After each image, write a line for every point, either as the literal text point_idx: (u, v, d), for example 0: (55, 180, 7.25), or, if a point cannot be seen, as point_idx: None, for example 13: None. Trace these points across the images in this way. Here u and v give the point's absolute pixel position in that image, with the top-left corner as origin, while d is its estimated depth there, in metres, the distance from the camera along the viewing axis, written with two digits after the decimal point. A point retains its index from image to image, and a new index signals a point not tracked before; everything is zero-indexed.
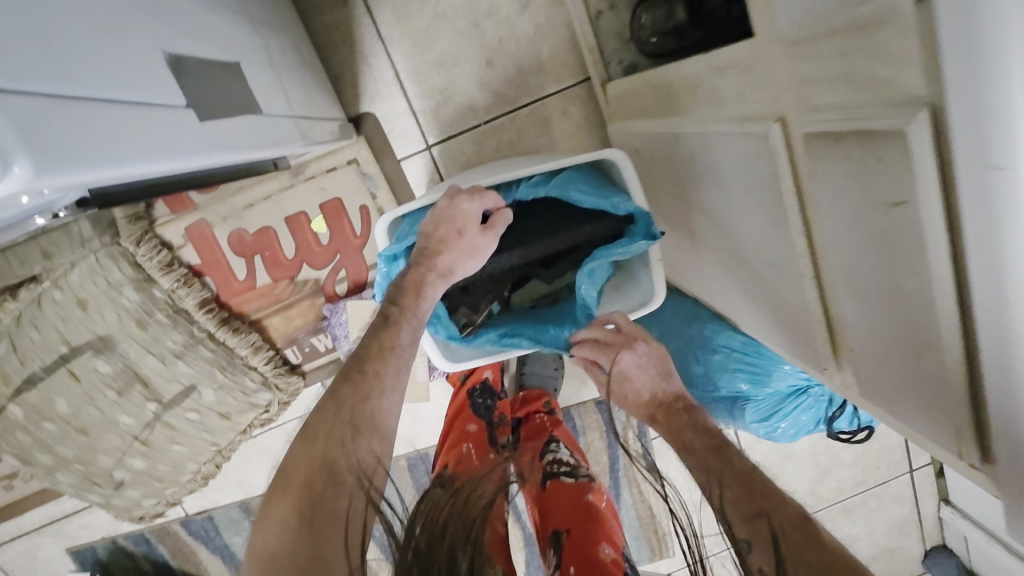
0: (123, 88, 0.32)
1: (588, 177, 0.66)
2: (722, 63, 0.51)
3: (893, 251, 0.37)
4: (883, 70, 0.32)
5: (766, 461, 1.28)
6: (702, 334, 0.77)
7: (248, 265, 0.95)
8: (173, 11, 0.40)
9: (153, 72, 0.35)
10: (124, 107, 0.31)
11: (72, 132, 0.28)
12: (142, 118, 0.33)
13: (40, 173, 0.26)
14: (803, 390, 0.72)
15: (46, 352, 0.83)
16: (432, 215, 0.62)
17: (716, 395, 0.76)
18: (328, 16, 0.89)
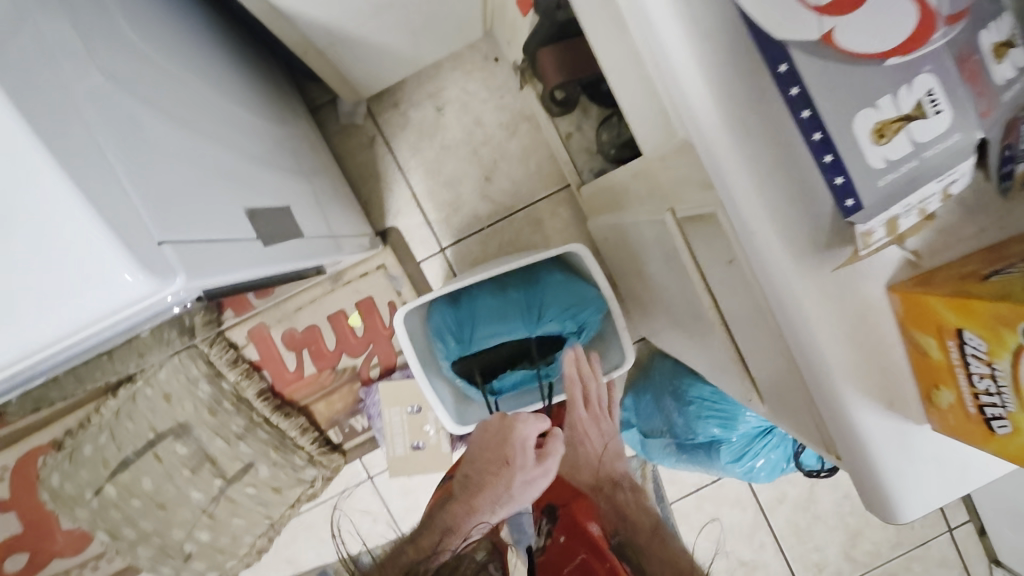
0: (224, 230, 0.48)
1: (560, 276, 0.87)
2: (634, 170, 0.68)
3: (742, 297, 0.50)
4: (696, 174, 0.48)
5: (791, 523, 1.29)
6: (679, 387, 0.89)
7: (298, 358, 1.14)
8: (253, 178, 0.60)
9: (238, 217, 0.52)
10: (224, 242, 0.47)
11: (200, 257, 0.43)
12: (233, 248, 0.49)
13: (191, 282, 0.40)
14: (769, 431, 0.84)
15: (137, 439, 1.03)
16: (497, 435, 0.71)
17: (695, 441, 0.88)
18: (360, 158, 1.14)
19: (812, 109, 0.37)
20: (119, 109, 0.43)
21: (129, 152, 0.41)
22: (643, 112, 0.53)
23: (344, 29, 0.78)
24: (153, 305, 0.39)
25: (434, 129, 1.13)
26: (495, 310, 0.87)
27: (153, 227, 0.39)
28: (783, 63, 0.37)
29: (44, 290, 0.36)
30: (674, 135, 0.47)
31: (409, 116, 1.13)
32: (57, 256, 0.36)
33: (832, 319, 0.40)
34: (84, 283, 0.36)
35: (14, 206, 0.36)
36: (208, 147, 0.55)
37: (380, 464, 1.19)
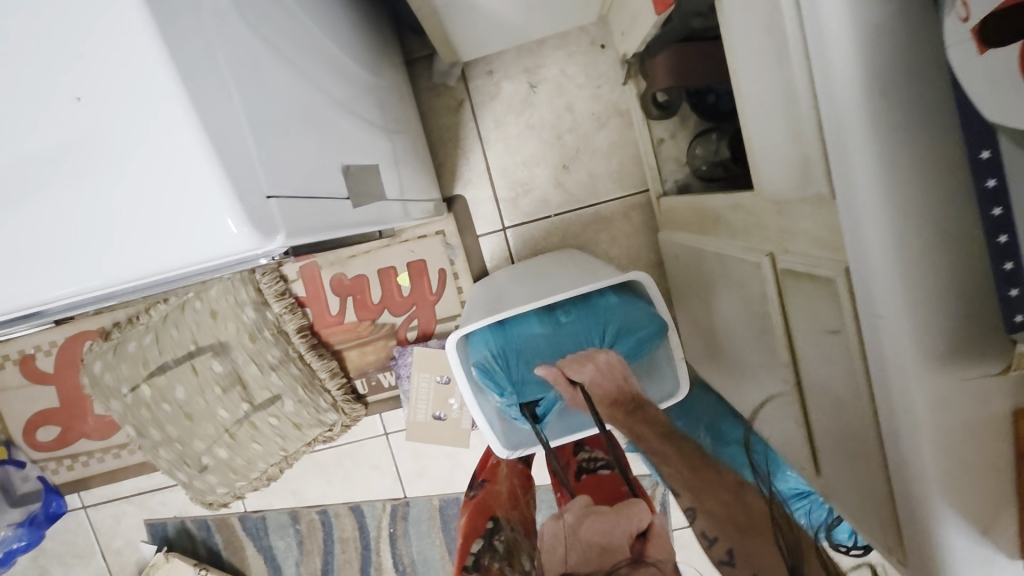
0: (320, 188, 0.47)
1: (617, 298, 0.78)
2: (733, 203, 0.64)
3: (834, 369, 0.47)
4: (824, 233, 0.44)
5: None
6: (719, 426, 0.87)
7: (341, 303, 1.15)
8: (348, 132, 0.59)
9: (333, 174, 0.51)
10: (320, 201, 0.46)
11: (299, 217, 0.42)
12: (326, 209, 0.48)
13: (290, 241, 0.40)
14: (804, 495, 0.79)
15: (178, 347, 1.06)
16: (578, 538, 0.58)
17: None
18: (443, 119, 1.11)
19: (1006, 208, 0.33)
20: (239, 42, 0.41)
21: (246, 94, 0.40)
22: (769, 150, 0.48)
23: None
24: (251, 257, 0.38)
25: (523, 105, 1.09)
26: (546, 343, 0.78)
27: (263, 180, 0.39)
28: (985, 150, 0.33)
29: (148, 222, 0.36)
30: (808, 186, 0.43)
31: (501, 85, 1.09)
32: (165, 190, 0.35)
33: (948, 429, 0.37)
34: (190, 223, 0.36)
35: (131, 130, 0.35)
36: (308, 93, 0.53)
37: (398, 424, 1.20)
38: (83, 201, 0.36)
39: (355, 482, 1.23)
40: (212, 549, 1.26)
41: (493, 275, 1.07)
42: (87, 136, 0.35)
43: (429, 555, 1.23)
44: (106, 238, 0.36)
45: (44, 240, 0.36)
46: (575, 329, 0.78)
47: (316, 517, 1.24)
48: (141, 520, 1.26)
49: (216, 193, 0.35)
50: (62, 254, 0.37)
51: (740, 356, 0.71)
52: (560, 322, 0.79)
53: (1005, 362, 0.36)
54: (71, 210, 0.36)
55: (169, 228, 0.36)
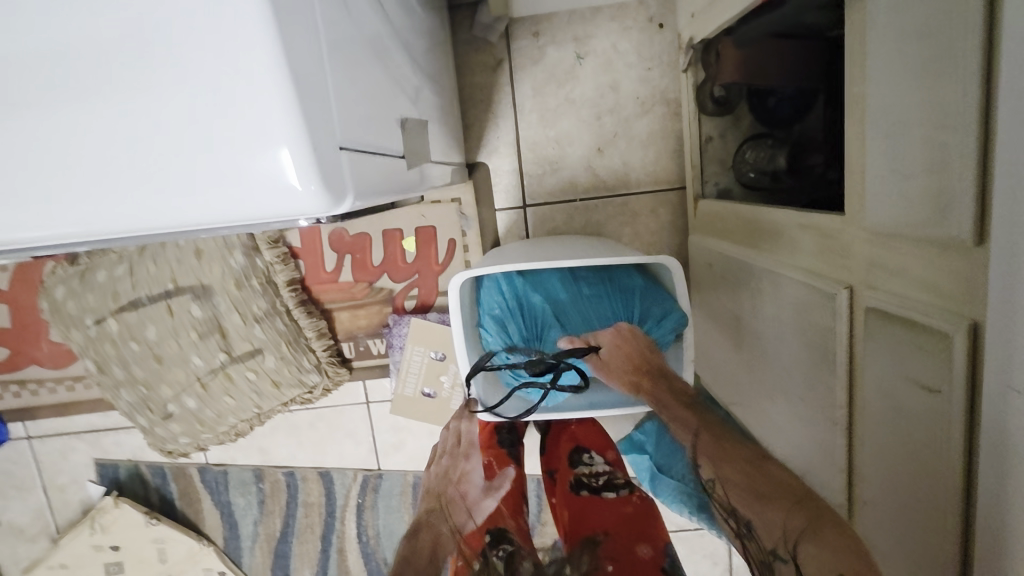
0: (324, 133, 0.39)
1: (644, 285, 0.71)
2: (806, 223, 0.58)
3: (915, 428, 0.42)
4: (939, 279, 0.38)
5: None
6: None
7: (338, 260, 1.07)
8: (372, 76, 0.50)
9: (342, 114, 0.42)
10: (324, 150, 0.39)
11: None
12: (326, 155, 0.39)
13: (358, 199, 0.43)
14: None
15: (155, 284, 0.96)
16: None
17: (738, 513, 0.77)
18: (477, 77, 1.02)
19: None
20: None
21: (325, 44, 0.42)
22: (880, 173, 0.43)
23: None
24: (313, 216, 0.40)
25: (566, 76, 1.01)
26: (560, 305, 0.71)
27: (340, 134, 0.41)
28: None
29: (222, 169, 0.37)
30: (935, 222, 0.37)
31: (546, 50, 1.01)
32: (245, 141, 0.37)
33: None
34: (263, 176, 0.37)
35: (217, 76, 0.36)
36: (352, 33, 0.48)
37: (382, 394, 1.14)
38: (162, 139, 0.37)
39: (328, 447, 1.17)
40: (165, 498, 1.19)
41: (506, 248, 0.97)
42: (172, 76, 0.36)
43: (395, 532, 1.18)
44: (179, 180, 0.38)
45: (115, 173, 0.38)
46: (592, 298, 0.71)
47: (282, 478, 1.18)
48: (91, 458, 1.18)
49: (294, 152, 0.37)
50: (135, 188, 0.38)
51: (776, 384, 0.66)
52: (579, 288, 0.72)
53: None
54: (145, 147, 0.37)
55: (243, 178, 0.37)
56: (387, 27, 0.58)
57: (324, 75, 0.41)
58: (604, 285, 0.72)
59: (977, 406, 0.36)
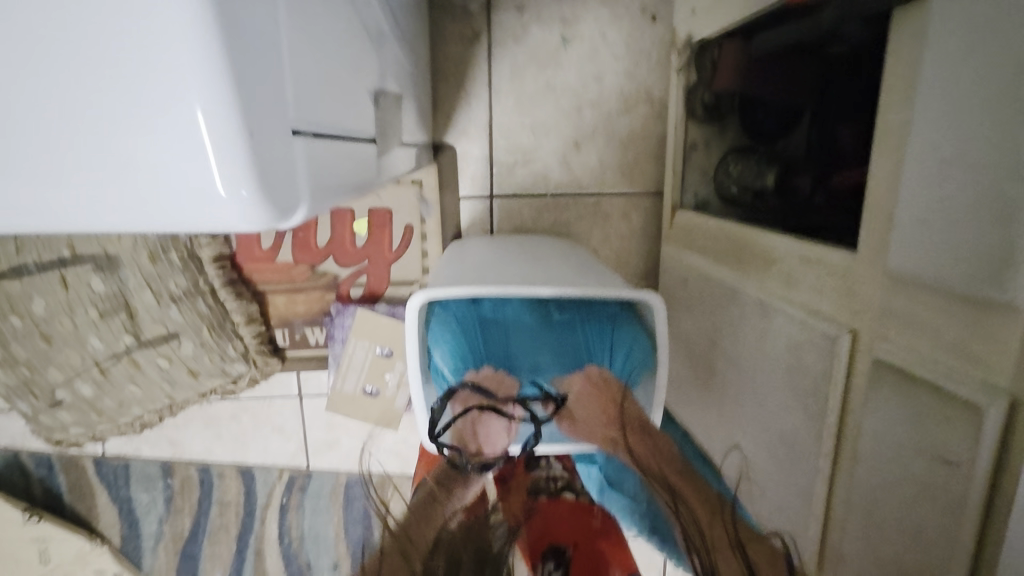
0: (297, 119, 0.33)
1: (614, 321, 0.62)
2: (809, 257, 0.54)
3: (925, 495, 0.41)
4: (978, 346, 0.38)
5: None
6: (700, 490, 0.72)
7: (277, 237, 0.94)
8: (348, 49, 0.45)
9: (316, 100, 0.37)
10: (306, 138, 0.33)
11: None
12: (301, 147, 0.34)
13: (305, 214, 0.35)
14: None
15: (45, 250, 0.80)
16: None
17: None
18: (451, 49, 0.92)
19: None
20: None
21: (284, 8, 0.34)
22: (919, 229, 0.41)
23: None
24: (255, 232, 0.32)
25: (550, 59, 0.93)
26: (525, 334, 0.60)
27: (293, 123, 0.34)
28: None
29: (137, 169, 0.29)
30: (983, 289, 0.37)
31: (530, 27, 0.92)
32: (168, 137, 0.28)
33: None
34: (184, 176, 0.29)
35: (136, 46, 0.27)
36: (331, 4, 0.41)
37: (318, 388, 1.03)
38: (57, 120, 0.28)
39: (250, 443, 1.05)
40: (51, 492, 1.03)
41: (462, 247, 0.87)
42: (75, 39, 0.27)
43: (321, 534, 1.09)
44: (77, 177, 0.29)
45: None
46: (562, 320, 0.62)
47: (194, 474, 1.05)
48: None
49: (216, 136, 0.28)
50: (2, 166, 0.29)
51: (755, 419, 0.63)
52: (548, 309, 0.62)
53: None
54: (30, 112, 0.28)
55: (159, 182, 0.29)
56: None
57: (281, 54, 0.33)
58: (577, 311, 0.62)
59: (1014, 494, 0.35)
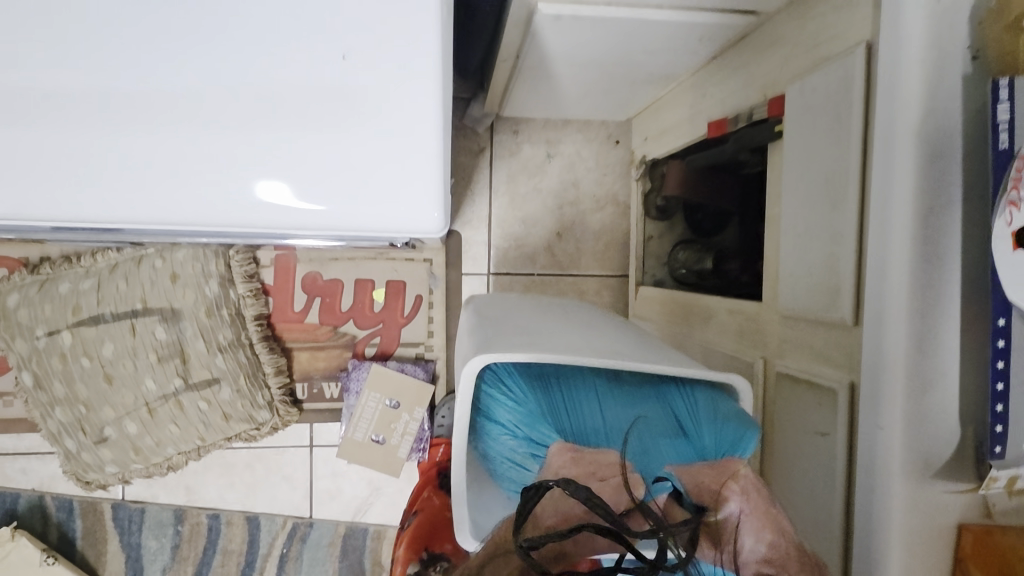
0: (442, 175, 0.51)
1: (702, 401, 0.51)
2: (733, 308, 0.73)
3: (813, 464, 0.54)
4: (831, 351, 0.53)
5: None
6: None
7: (307, 301, 1.12)
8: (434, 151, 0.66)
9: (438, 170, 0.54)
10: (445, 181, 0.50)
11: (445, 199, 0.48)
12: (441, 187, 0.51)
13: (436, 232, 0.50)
14: None
15: (122, 302, 0.98)
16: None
17: None
18: (461, 158, 1.17)
19: (1008, 386, 0.38)
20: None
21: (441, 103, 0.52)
22: (794, 277, 0.58)
23: (545, 70, 0.82)
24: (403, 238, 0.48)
25: (537, 169, 1.18)
26: (604, 409, 0.49)
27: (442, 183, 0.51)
28: (1004, 319, 0.38)
29: (360, 186, 0.45)
30: (828, 308, 0.53)
31: (522, 146, 1.18)
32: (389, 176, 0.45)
33: (919, 540, 0.45)
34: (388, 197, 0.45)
35: (391, 120, 0.44)
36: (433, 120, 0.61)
37: (328, 439, 1.15)
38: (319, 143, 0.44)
39: (260, 491, 1.14)
40: (65, 537, 1.10)
41: (498, 301, 0.76)
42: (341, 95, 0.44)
43: None
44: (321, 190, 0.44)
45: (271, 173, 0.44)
46: (640, 394, 0.52)
47: (204, 521, 1.12)
48: None
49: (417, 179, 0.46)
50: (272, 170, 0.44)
51: None
52: (618, 377, 0.53)
53: (972, 481, 0.45)
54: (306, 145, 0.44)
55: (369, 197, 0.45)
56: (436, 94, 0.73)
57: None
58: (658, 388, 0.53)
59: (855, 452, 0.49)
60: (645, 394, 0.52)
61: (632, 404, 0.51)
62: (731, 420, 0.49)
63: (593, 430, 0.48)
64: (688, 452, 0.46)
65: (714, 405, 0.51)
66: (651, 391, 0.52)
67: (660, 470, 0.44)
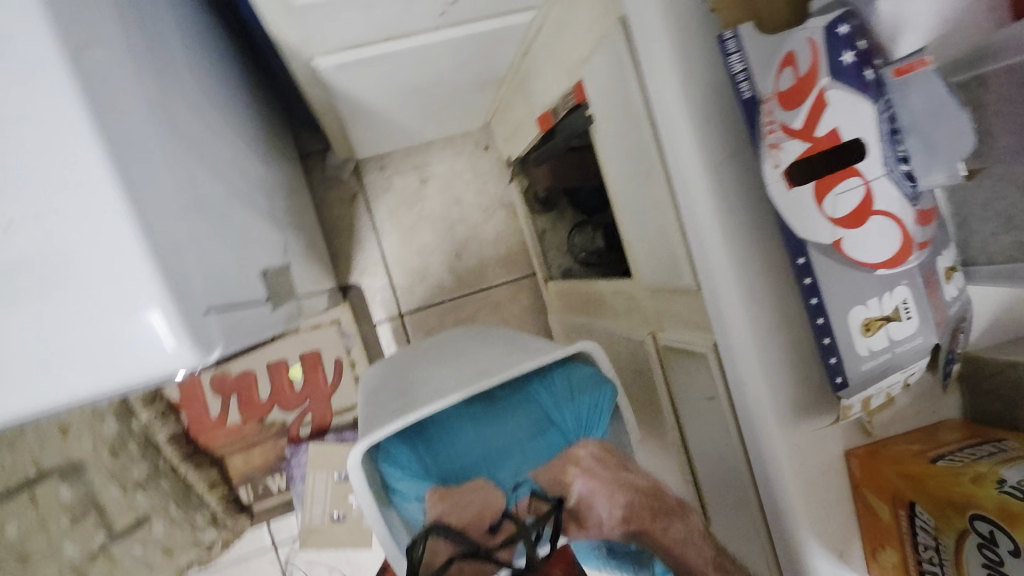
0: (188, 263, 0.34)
1: (561, 378, 0.52)
2: (617, 288, 0.73)
3: (712, 429, 0.54)
4: (692, 316, 0.53)
5: None
6: None
7: (223, 404, 1.05)
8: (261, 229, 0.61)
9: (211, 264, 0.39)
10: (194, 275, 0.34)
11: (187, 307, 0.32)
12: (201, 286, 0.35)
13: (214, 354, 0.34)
14: None
15: (12, 476, 0.89)
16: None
17: None
18: (336, 211, 1.13)
19: (827, 319, 0.39)
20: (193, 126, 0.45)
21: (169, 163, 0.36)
22: (646, 250, 0.58)
23: (371, 111, 0.79)
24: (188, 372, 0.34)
25: (416, 198, 1.16)
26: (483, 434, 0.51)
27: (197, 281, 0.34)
28: (802, 256, 0.39)
29: (50, 340, 0.30)
30: (677, 276, 0.52)
31: (392, 181, 1.15)
32: (94, 281, 0.30)
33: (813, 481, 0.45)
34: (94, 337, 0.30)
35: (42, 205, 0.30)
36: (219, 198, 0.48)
37: (289, 532, 1.10)
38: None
39: None
40: None
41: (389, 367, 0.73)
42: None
43: None
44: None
45: None
46: (506, 402, 0.53)
47: None
48: None
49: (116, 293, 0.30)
50: None
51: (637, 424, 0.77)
52: (487, 394, 0.53)
53: (835, 414, 0.45)
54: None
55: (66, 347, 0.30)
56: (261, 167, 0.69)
57: (202, 195, 0.41)
58: (521, 381, 0.54)
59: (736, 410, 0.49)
60: (512, 397, 0.53)
61: (505, 414, 0.52)
62: (590, 391, 0.50)
63: (469, 460, 0.50)
64: (556, 439, 0.51)
65: (571, 378, 0.52)
66: (515, 390, 0.53)
67: (524, 478, 0.49)
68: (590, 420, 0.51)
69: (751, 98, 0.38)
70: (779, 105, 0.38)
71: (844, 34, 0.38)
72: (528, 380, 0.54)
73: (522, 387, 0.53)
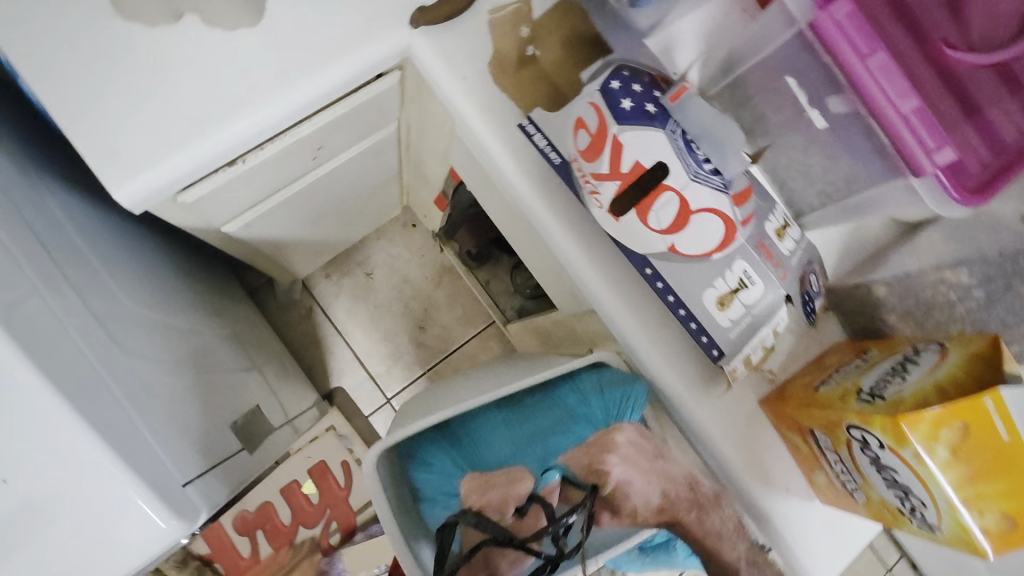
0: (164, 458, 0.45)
1: (588, 380, 0.59)
2: (555, 319, 0.80)
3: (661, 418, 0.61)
4: (605, 332, 0.61)
5: None
6: None
7: (251, 542, 1.08)
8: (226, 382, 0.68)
9: (184, 441, 0.50)
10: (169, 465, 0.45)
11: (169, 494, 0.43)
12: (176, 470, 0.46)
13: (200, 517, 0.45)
14: None
15: None
16: None
17: None
18: (298, 328, 1.20)
19: (687, 309, 0.49)
20: (125, 331, 0.52)
21: (123, 383, 0.46)
22: (553, 285, 0.66)
23: (294, 240, 0.88)
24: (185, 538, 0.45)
25: (366, 291, 1.23)
26: (511, 436, 0.57)
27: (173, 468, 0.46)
28: (648, 267, 0.49)
29: (76, 552, 0.40)
30: (580, 302, 0.60)
31: (342, 283, 1.23)
32: (84, 503, 0.40)
33: (745, 437, 0.52)
34: (108, 541, 0.40)
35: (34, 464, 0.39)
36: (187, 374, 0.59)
37: None
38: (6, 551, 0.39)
39: None
40: None
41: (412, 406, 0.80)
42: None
43: None
44: None
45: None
46: (534, 406, 0.59)
47: None
48: None
49: (122, 502, 0.40)
50: None
51: None
52: (515, 400, 0.60)
53: (726, 379, 0.51)
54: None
55: (89, 557, 0.40)
56: (212, 323, 0.77)
57: (159, 392, 0.51)
58: (551, 387, 0.60)
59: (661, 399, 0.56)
60: (541, 401, 0.59)
61: (531, 419, 0.58)
62: (615, 387, 0.56)
63: (500, 458, 0.56)
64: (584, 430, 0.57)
65: (601, 378, 0.58)
66: (545, 395, 0.60)
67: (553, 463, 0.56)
68: (619, 411, 0.55)
69: (562, 162, 0.50)
70: (584, 160, 0.48)
71: (617, 87, 0.48)
72: (557, 385, 0.60)
73: (551, 392, 0.60)
